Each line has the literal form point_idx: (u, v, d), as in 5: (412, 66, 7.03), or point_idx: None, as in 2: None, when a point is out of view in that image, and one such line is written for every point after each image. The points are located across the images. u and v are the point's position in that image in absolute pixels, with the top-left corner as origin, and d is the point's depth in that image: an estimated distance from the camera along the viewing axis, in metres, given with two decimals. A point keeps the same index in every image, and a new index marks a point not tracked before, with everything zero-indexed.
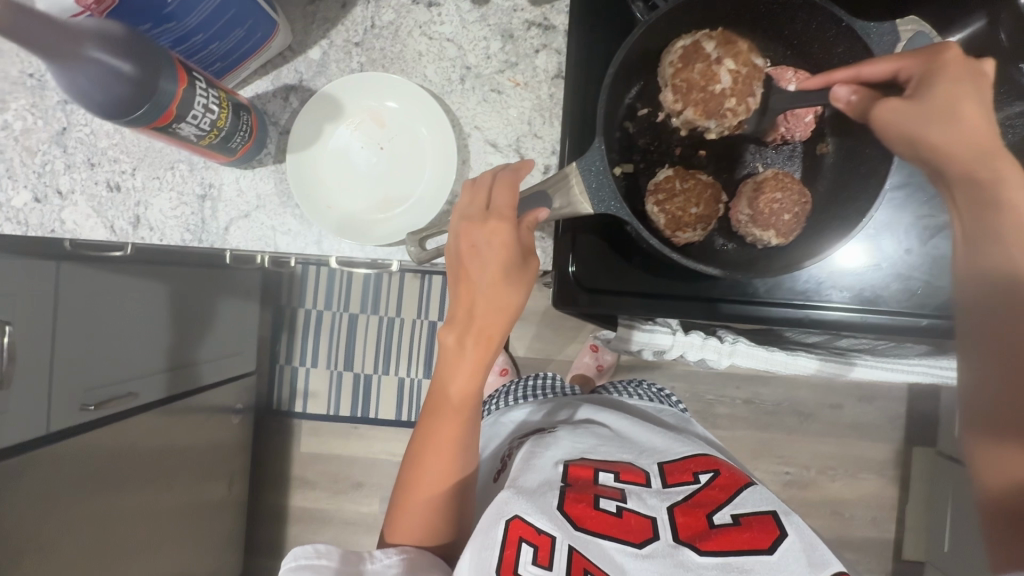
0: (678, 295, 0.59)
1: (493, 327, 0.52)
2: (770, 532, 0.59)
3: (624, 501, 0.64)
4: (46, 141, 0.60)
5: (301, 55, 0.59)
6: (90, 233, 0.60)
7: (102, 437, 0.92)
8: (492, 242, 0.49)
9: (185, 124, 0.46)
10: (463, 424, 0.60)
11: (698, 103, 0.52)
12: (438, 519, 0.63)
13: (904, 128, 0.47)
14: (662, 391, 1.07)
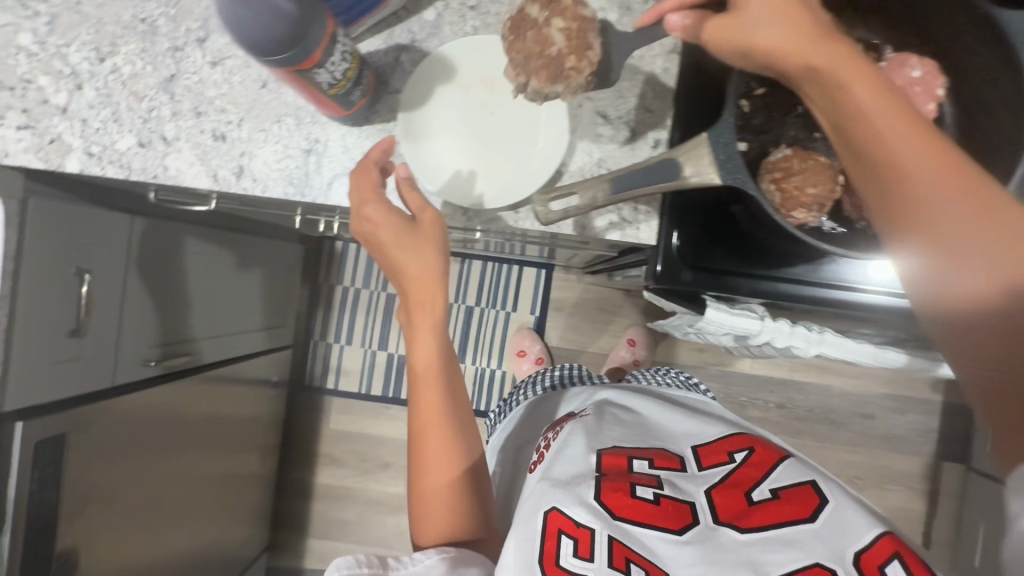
0: (778, 279, 0.58)
1: (420, 290, 0.55)
2: (810, 501, 0.56)
3: (660, 488, 0.59)
4: (154, 87, 0.60)
5: (415, 16, 0.59)
6: (192, 180, 0.60)
7: (160, 394, 0.92)
8: (379, 224, 0.53)
9: (323, 70, 0.46)
10: (441, 391, 0.60)
11: (539, 71, 0.50)
12: (463, 505, 0.61)
13: (743, 43, 0.43)
14: (691, 379, 1.02)
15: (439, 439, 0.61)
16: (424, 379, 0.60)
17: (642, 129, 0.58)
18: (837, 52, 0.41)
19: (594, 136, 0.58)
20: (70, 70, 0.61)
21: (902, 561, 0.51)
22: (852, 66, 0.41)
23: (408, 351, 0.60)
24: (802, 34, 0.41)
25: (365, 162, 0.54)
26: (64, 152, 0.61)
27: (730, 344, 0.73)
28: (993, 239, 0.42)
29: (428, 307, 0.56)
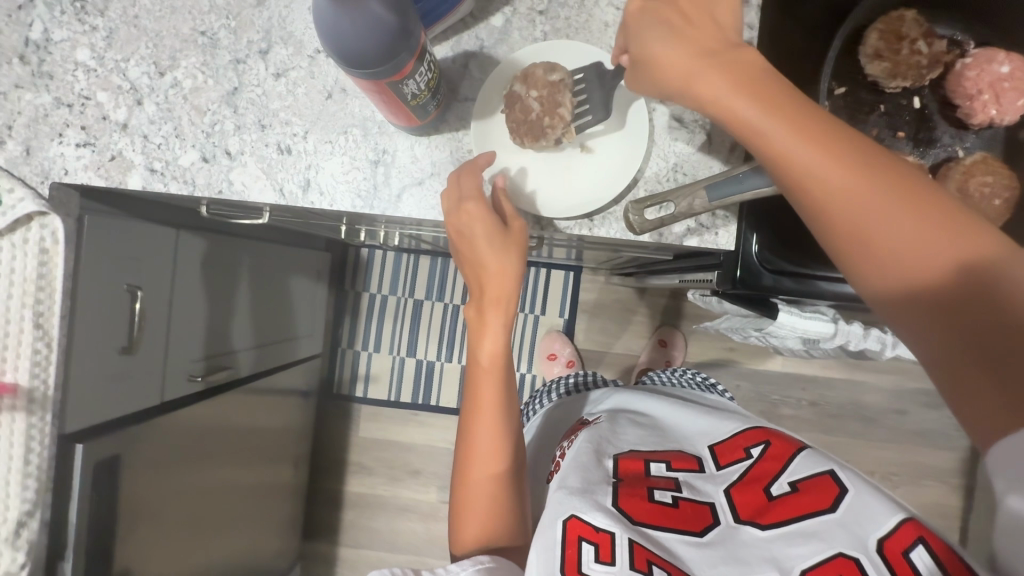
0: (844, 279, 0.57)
1: (500, 289, 0.54)
2: (829, 491, 0.53)
3: (678, 491, 0.58)
4: (217, 101, 0.59)
5: (483, 22, 0.58)
6: (258, 195, 0.59)
7: (204, 408, 0.91)
8: (475, 219, 0.52)
9: (411, 80, 0.45)
10: (500, 391, 0.59)
11: (525, 133, 0.54)
12: (503, 504, 0.58)
13: (650, 75, 0.44)
14: (706, 379, 0.99)
15: (490, 430, 0.58)
16: (487, 373, 0.58)
17: (718, 133, 0.56)
18: (721, 65, 0.41)
19: (670, 141, 0.57)
20: (129, 85, 0.60)
21: (928, 546, 0.46)
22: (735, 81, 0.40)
23: (472, 345, 0.58)
24: (687, 54, 0.41)
25: (469, 165, 0.54)
26: (125, 169, 0.60)
27: (796, 345, 0.72)
28: (929, 231, 0.37)
29: (502, 303, 0.55)
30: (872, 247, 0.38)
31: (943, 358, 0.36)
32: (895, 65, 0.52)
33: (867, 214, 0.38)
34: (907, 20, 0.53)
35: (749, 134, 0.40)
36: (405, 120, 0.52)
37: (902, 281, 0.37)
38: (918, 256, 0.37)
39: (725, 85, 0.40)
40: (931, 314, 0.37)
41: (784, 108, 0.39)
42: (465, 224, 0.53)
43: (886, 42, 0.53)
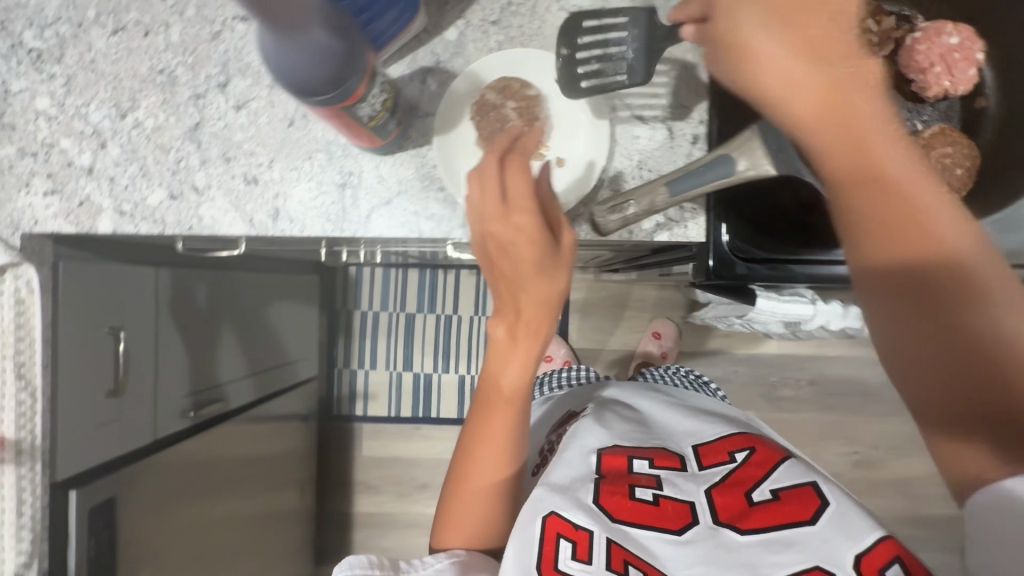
0: (809, 261, 0.58)
1: (539, 318, 0.49)
2: (809, 502, 0.56)
3: (659, 488, 0.59)
4: (180, 137, 0.59)
5: (437, 37, 0.58)
6: (229, 228, 0.59)
7: (197, 444, 0.90)
8: (523, 235, 0.45)
9: (364, 103, 0.45)
10: (515, 417, 0.58)
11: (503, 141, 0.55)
12: (491, 518, 0.62)
13: (743, 69, 0.43)
14: (701, 378, 1.02)
15: (494, 449, 0.59)
16: (507, 402, 0.57)
17: (679, 127, 0.57)
18: (807, 45, 0.42)
19: (632, 138, 0.57)
20: (91, 130, 0.60)
21: (903, 565, 0.50)
22: (796, 91, 0.42)
23: (495, 367, 0.55)
24: (785, 51, 0.41)
25: (507, 159, 0.46)
26: (94, 213, 0.60)
27: (779, 330, 0.72)
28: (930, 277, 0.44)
29: (537, 334, 0.51)
30: (871, 252, 0.45)
31: (912, 362, 0.45)
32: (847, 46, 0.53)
33: (884, 221, 0.44)
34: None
35: (792, 124, 0.43)
36: (363, 138, 0.51)
37: (888, 289, 0.45)
38: (903, 270, 0.45)
39: (804, 72, 0.42)
40: (911, 324, 0.45)
41: (830, 107, 0.42)
42: (511, 239, 0.45)
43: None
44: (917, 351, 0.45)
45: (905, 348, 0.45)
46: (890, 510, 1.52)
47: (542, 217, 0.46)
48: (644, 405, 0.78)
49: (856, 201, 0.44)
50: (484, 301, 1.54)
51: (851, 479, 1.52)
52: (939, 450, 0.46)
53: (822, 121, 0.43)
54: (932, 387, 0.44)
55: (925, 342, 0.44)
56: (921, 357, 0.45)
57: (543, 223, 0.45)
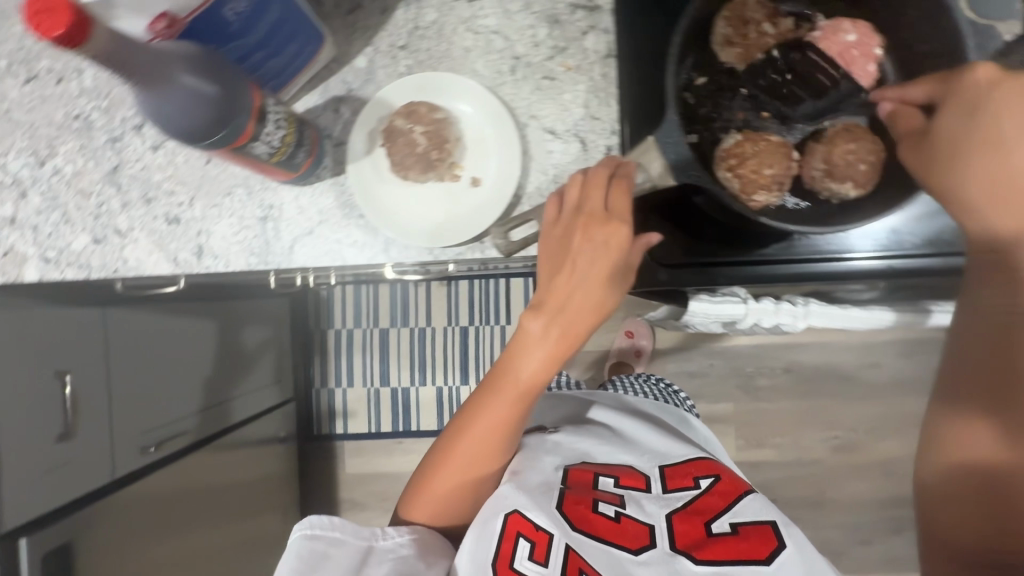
0: (732, 263, 0.59)
1: (579, 325, 0.52)
2: (768, 541, 0.59)
3: (621, 506, 0.62)
4: (100, 182, 0.60)
5: (347, 65, 0.58)
6: (154, 268, 0.59)
7: (163, 480, 0.90)
8: (607, 246, 0.50)
9: (258, 142, 0.45)
10: (521, 413, 0.57)
11: (415, 166, 0.56)
12: (464, 500, 0.62)
13: (964, 127, 0.45)
14: (674, 389, 1.02)
15: (492, 442, 0.59)
16: (518, 398, 0.56)
17: (592, 138, 0.57)
18: (984, 136, 0.45)
19: (546, 153, 0.57)
20: (11, 179, 0.60)
21: None
22: (984, 152, 0.44)
23: (516, 357, 0.54)
24: (972, 138, 0.45)
25: (613, 176, 0.50)
26: (19, 262, 0.60)
27: (718, 330, 0.72)
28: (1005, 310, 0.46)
29: (570, 338, 0.52)
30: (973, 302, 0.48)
31: (963, 389, 0.50)
32: (747, 49, 0.53)
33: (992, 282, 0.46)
34: (751, 4, 0.54)
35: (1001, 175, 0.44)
36: (302, 155, 0.52)
37: (976, 332, 0.48)
38: (995, 327, 0.47)
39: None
40: (980, 368, 0.48)
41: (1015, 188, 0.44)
42: (598, 240, 0.50)
43: (734, 28, 0.53)
44: (972, 384, 0.49)
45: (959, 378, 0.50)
46: (874, 493, 1.52)
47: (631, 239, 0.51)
48: (614, 421, 0.80)
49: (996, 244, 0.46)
50: (456, 311, 1.54)
51: (832, 464, 1.52)
52: (931, 459, 0.51)
53: (970, 201, 0.46)
54: (963, 411, 0.49)
55: (981, 375, 0.48)
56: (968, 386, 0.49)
57: (628, 244, 0.51)
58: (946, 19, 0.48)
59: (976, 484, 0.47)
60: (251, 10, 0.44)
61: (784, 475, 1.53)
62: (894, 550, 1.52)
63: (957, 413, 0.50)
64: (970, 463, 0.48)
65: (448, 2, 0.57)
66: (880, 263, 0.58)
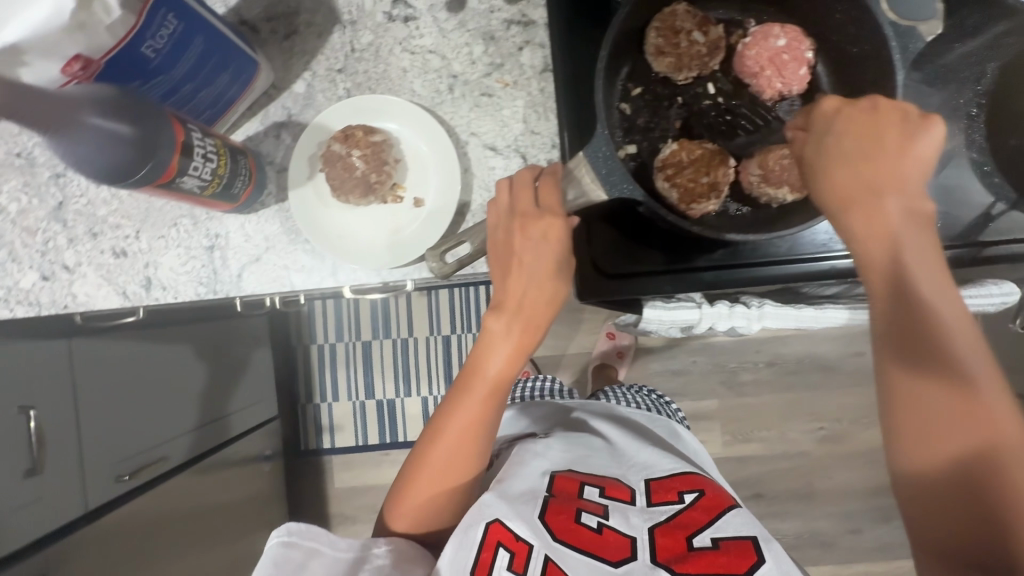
0: (676, 270, 0.60)
1: (539, 320, 0.50)
2: (747, 557, 0.54)
3: (605, 517, 0.58)
4: (45, 218, 0.59)
5: (285, 91, 0.58)
6: (103, 302, 0.59)
7: (143, 506, 0.87)
8: (550, 240, 0.48)
9: (187, 177, 0.45)
10: (492, 413, 0.55)
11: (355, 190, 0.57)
12: (448, 509, 0.58)
13: (827, 153, 0.44)
14: (662, 400, 0.97)
15: (468, 448, 0.56)
16: (487, 399, 0.53)
17: (532, 153, 0.57)
18: (846, 154, 0.43)
19: (487, 169, 0.58)
20: None
21: None
22: (857, 171, 0.43)
23: (479, 360, 0.52)
24: (838, 159, 0.43)
25: (537, 174, 0.49)
26: None
27: (677, 334, 0.71)
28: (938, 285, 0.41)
29: (533, 331, 0.50)
30: (885, 316, 0.41)
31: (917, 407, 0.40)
32: (679, 58, 0.53)
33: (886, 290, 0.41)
34: (680, 13, 0.54)
35: (875, 189, 0.42)
36: (247, 166, 0.53)
37: (904, 340, 0.40)
38: (918, 326, 0.40)
39: (886, 160, 0.42)
40: (921, 378, 0.40)
41: (881, 191, 0.42)
42: (539, 238, 0.48)
43: (665, 38, 0.54)
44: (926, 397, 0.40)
45: (905, 400, 0.40)
46: (864, 482, 1.52)
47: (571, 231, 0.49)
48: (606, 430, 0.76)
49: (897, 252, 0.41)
50: (438, 319, 1.51)
51: (818, 457, 1.51)
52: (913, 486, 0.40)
53: (856, 208, 0.42)
54: (920, 429, 0.40)
55: (919, 387, 0.40)
56: (921, 400, 0.40)
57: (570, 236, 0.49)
58: (869, 21, 0.48)
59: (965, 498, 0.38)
60: (171, 42, 0.44)
61: (772, 470, 1.52)
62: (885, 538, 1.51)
63: (917, 413, 0.40)
64: (954, 459, 0.39)
65: (383, 23, 0.57)
66: (820, 266, 0.59)
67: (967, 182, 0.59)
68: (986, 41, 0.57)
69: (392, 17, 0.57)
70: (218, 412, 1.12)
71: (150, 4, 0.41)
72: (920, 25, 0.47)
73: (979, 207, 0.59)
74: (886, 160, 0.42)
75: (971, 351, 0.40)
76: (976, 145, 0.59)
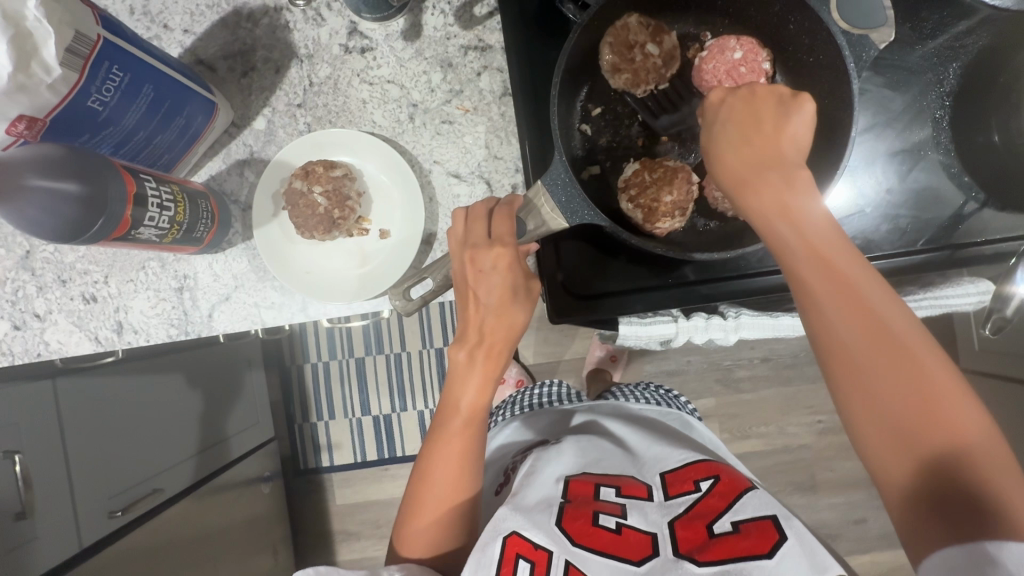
0: (648, 288, 0.60)
1: (502, 345, 0.48)
2: (768, 537, 0.44)
3: (624, 516, 0.50)
4: (13, 268, 0.59)
5: (246, 128, 0.58)
6: (76, 348, 0.59)
7: (147, 539, 0.71)
8: (500, 262, 0.47)
9: (143, 228, 0.46)
10: (471, 447, 0.51)
11: (318, 226, 0.56)
12: (445, 551, 0.52)
13: (715, 144, 0.45)
14: (675, 393, 0.80)
15: (459, 480, 0.51)
16: (461, 432, 0.50)
17: (496, 178, 0.57)
18: (733, 141, 0.44)
19: (452, 197, 0.58)
20: None
21: None
22: (743, 154, 0.43)
23: (449, 396, 0.50)
24: (726, 147, 0.44)
25: (481, 206, 0.50)
26: None
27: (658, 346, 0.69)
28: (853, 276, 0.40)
29: (497, 355, 0.48)
30: (816, 320, 0.40)
31: (877, 412, 0.38)
32: (635, 74, 0.53)
33: (817, 295, 0.40)
34: (632, 27, 0.54)
35: (762, 167, 0.43)
36: (206, 205, 0.52)
37: (844, 339, 0.39)
38: (848, 321, 0.39)
39: (765, 145, 0.43)
40: (875, 378, 0.38)
41: (766, 173, 0.42)
42: (490, 264, 0.47)
43: (619, 54, 0.54)
44: (884, 398, 0.38)
45: (863, 407, 0.38)
46: None
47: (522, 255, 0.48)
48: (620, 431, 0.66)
49: (800, 232, 0.41)
50: (429, 329, 1.40)
51: (820, 450, 1.35)
52: (889, 491, 0.38)
53: (752, 199, 0.43)
54: (885, 431, 0.38)
55: (867, 384, 0.38)
56: (879, 401, 0.38)
57: (521, 259, 0.48)
58: (822, 31, 0.48)
59: (940, 490, 0.36)
60: (118, 94, 0.44)
61: (775, 463, 1.36)
62: None
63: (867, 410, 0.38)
64: (912, 453, 0.37)
65: (340, 55, 0.57)
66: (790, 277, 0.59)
67: (936, 182, 0.59)
68: (936, 49, 0.58)
69: (349, 48, 0.57)
70: (217, 437, 0.94)
71: (91, 59, 0.41)
72: (871, 32, 0.45)
73: (952, 206, 0.59)
74: (768, 137, 0.43)
75: (911, 338, 0.38)
76: (943, 147, 0.59)
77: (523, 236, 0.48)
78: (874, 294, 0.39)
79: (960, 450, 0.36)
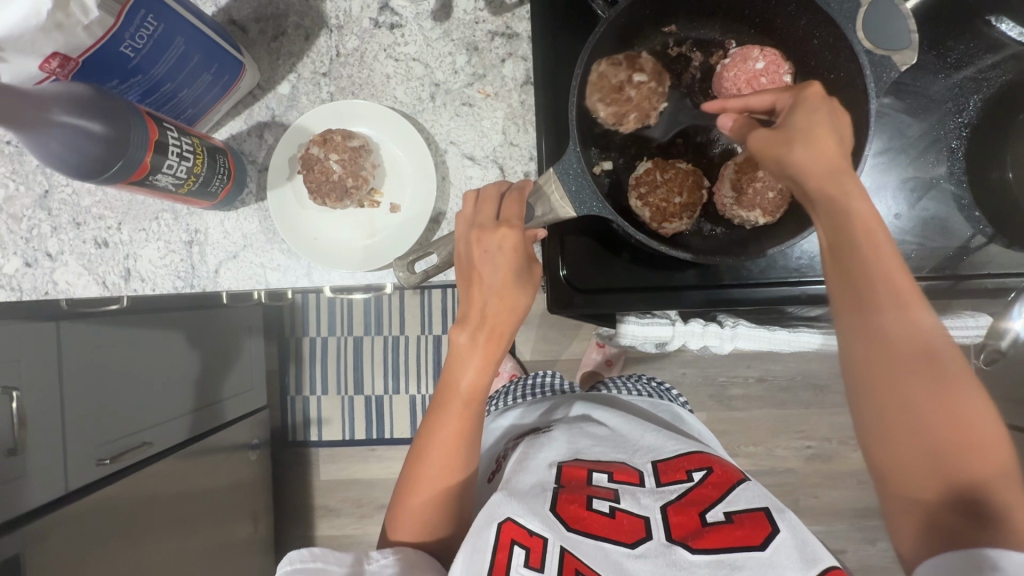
0: (652, 287, 0.60)
1: (504, 326, 0.48)
2: (760, 527, 0.46)
3: (617, 501, 0.51)
4: (31, 207, 0.60)
5: (270, 91, 0.59)
6: (83, 290, 0.60)
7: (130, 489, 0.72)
8: (506, 245, 0.47)
9: (161, 175, 0.46)
10: (466, 427, 0.51)
11: (331, 193, 0.57)
12: (440, 533, 0.53)
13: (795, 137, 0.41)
14: (665, 386, 0.81)
15: (454, 460, 0.52)
16: (460, 410, 0.51)
17: (510, 165, 0.58)
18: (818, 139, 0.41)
19: (465, 178, 0.59)
20: None
21: None
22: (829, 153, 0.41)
23: (449, 376, 0.51)
24: (813, 142, 0.41)
25: (490, 190, 0.51)
26: None
27: (652, 348, 0.70)
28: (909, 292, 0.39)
29: (498, 336, 0.49)
30: (861, 329, 0.40)
31: (902, 423, 0.39)
32: (641, 108, 0.55)
33: (867, 305, 0.40)
34: (608, 70, 0.54)
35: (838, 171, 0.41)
36: (223, 160, 0.53)
37: (885, 350, 0.39)
38: (893, 333, 0.39)
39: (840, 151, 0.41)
40: (905, 394, 0.39)
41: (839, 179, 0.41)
42: (496, 245, 0.47)
43: (615, 102, 0.54)
44: (911, 410, 0.38)
45: (889, 419, 0.39)
46: None
47: (527, 239, 0.49)
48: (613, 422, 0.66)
49: (866, 243, 0.40)
50: (430, 315, 1.40)
51: (807, 475, 1.35)
52: (896, 496, 0.39)
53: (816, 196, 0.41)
54: (907, 442, 0.39)
55: (901, 395, 0.39)
56: (909, 413, 0.38)
57: (526, 243, 0.49)
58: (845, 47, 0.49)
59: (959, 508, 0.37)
60: (150, 43, 0.45)
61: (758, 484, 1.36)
62: (871, 561, 1.35)
63: (897, 420, 0.39)
64: (939, 469, 0.37)
65: (369, 29, 0.58)
66: (792, 289, 0.59)
67: (945, 212, 0.59)
68: (957, 82, 0.58)
69: (378, 23, 0.58)
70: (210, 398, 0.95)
71: (127, 6, 0.42)
72: (893, 54, 0.46)
73: (959, 237, 0.59)
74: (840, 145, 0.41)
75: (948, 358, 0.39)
76: (956, 178, 0.59)
77: (530, 221, 0.49)
78: (922, 314, 0.39)
79: (981, 469, 0.37)
